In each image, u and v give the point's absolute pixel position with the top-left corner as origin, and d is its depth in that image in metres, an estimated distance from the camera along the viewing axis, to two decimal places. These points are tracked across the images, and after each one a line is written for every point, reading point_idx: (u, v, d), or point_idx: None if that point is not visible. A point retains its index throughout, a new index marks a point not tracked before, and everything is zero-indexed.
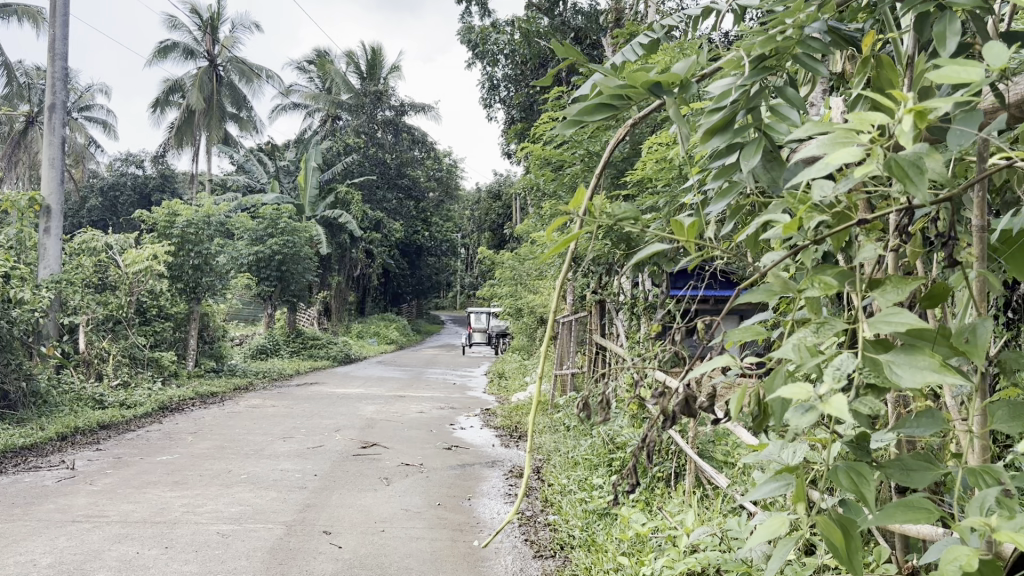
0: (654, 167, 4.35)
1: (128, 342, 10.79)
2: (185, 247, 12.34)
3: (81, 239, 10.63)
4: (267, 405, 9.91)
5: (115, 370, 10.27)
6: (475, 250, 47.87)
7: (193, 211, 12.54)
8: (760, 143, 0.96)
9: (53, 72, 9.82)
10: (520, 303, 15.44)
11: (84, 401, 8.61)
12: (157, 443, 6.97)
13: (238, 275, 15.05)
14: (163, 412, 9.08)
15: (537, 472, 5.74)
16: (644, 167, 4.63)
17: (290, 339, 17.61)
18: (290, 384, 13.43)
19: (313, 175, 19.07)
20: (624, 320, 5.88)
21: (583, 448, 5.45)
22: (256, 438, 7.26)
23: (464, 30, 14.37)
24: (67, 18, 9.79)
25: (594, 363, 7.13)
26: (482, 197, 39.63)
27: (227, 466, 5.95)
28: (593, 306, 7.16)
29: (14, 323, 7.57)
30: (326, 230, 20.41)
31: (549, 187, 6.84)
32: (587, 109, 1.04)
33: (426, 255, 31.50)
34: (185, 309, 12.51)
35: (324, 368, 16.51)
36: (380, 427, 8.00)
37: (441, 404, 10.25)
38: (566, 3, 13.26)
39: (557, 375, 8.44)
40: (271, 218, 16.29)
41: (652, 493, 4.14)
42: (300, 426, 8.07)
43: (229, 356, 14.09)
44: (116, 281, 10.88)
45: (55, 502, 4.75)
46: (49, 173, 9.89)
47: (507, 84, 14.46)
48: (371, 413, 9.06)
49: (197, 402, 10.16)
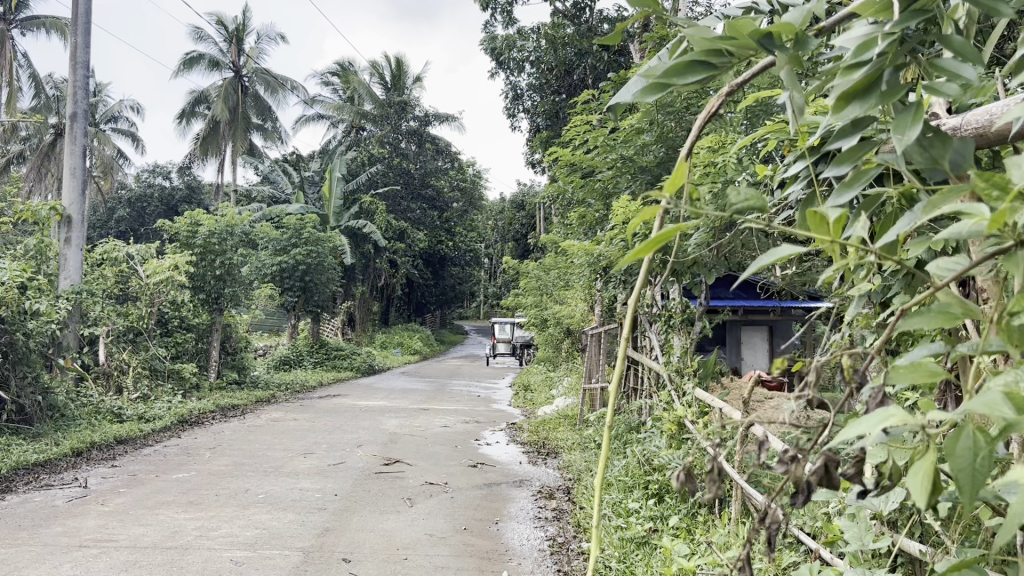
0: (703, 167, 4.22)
1: (149, 354, 10.62)
2: (207, 257, 12.21)
3: (102, 249, 10.56)
4: (288, 419, 9.70)
5: (136, 382, 10.09)
6: (499, 260, 47.64)
7: (216, 221, 12.38)
8: (924, 105, 0.69)
9: (75, 81, 9.70)
10: (545, 315, 15.16)
11: (102, 414, 8.44)
12: (174, 459, 6.77)
13: (261, 286, 14.90)
14: (183, 425, 8.89)
15: (569, 493, 5.48)
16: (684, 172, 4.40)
17: (313, 349, 17.43)
18: (313, 396, 13.22)
19: (337, 185, 18.92)
20: (659, 333, 5.65)
21: (618, 468, 5.20)
22: (276, 454, 7.04)
23: (487, 40, 14.16)
24: (89, 26, 9.67)
25: (626, 377, 6.85)
26: (506, 207, 39.44)
27: (245, 485, 5.73)
28: (624, 318, 6.88)
29: (31, 336, 7.41)
30: (349, 241, 20.27)
31: (577, 195, 6.57)
32: (679, 68, 0.76)
33: (450, 265, 31.32)
34: (207, 320, 12.36)
35: (348, 379, 16.33)
36: (403, 442, 7.76)
37: (466, 418, 9.98)
38: (592, 10, 13.05)
39: (586, 390, 8.16)
40: (295, 227, 16.15)
41: (693, 521, 3.97)
42: (322, 440, 7.85)
43: (251, 367, 13.91)
44: (137, 291, 10.77)
45: (63, 525, 4.53)
46: (70, 183, 9.76)
47: (531, 94, 14.22)
48: (394, 428, 8.82)
49: (217, 415, 9.97)
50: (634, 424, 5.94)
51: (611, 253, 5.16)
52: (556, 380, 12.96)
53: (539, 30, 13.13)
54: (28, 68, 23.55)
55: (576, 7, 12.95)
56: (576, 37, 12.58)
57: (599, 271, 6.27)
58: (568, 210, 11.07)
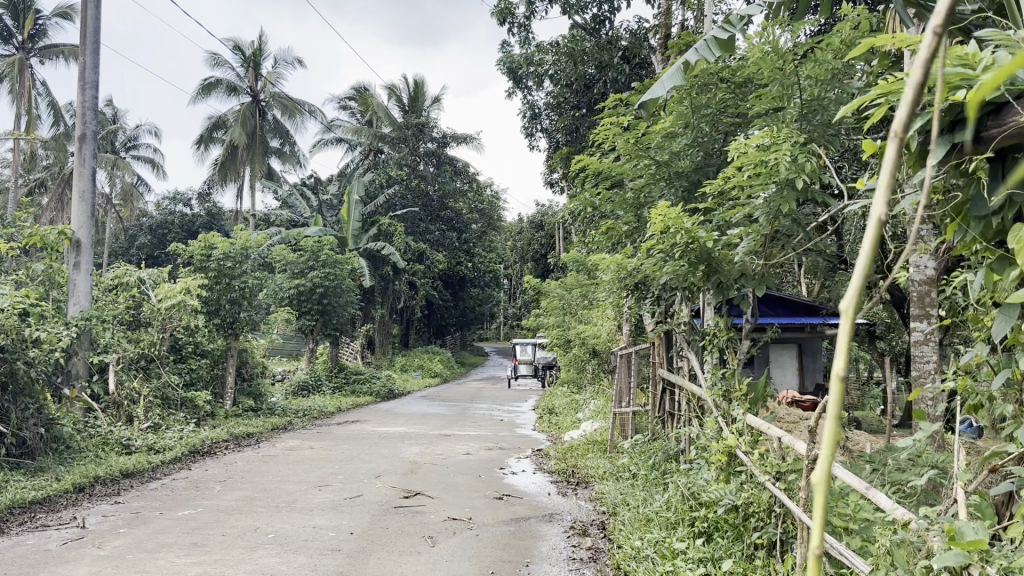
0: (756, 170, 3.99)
1: (161, 381, 10.25)
2: (221, 281, 11.87)
3: (114, 274, 10.30)
4: (304, 448, 9.28)
5: (147, 412, 9.69)
6: (519, 282, 47.15)
7: (230, 244, 12.05)
8: None
9: (83, 102, 9.40)
10: (568, 335, 14.69)
11: (110, 446, 8.04)
12: (181, 494, 6.37)
13: (278, 310, 14.53)
14: (194, 457, 8.49)
15: (604, 530, 5.04)
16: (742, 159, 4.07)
17: (332, 374, 16.99)
18: (331, 422, 12.78)
19: (356, 208, 18.61)
20: (699, 354, 5.24)
21: (658, 502, 4.77)
22: (288, 488, 6.62)
23: (504, 59, 13.79)
24: (97, 45, 9.39)
25: (661, 402, 6.41)
26: (523, 225, 39.04)
27: (254, 523, 5.32)
28: (657, 337, 6.44)
29: (32, 365, 7.06)
30: (368, 263, 19.93)
31: (606, 207, 6.14)
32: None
33: (469, 286, 31.00)
34: (222, 345, 12.01)
35: (368, 404, 15.88)
36: (423, 472, 7.34)
37: (489, 444, 9.50)
38: (611, 23, 12.76)
39: (616, 415, 7.72)
40: (313, 250, 15.81)
41: (749, 565, 3.53)
42: (338, 471, 7.44)
43: (267, 394, 13.50)
44: (149, 317, 10.48)
45: (53, 572, 4.14)
46: (79, 206, 9.44)
47: (550, 112, 13.85)
48: (413, 456, 8.38)
49: (231, 445, 9.55)
50: (674, 452, 5.52)
51: (647, 267, 4.77)
52: (582, 403, 12.45)
53: (557, 43, 12.79)
54: (47, 96, 23.46)
55: (596, 20, 12.67)
56: (596, 50, 12.24)
57: (631, 287, 5.88)
58: (592, 227, 10.67)
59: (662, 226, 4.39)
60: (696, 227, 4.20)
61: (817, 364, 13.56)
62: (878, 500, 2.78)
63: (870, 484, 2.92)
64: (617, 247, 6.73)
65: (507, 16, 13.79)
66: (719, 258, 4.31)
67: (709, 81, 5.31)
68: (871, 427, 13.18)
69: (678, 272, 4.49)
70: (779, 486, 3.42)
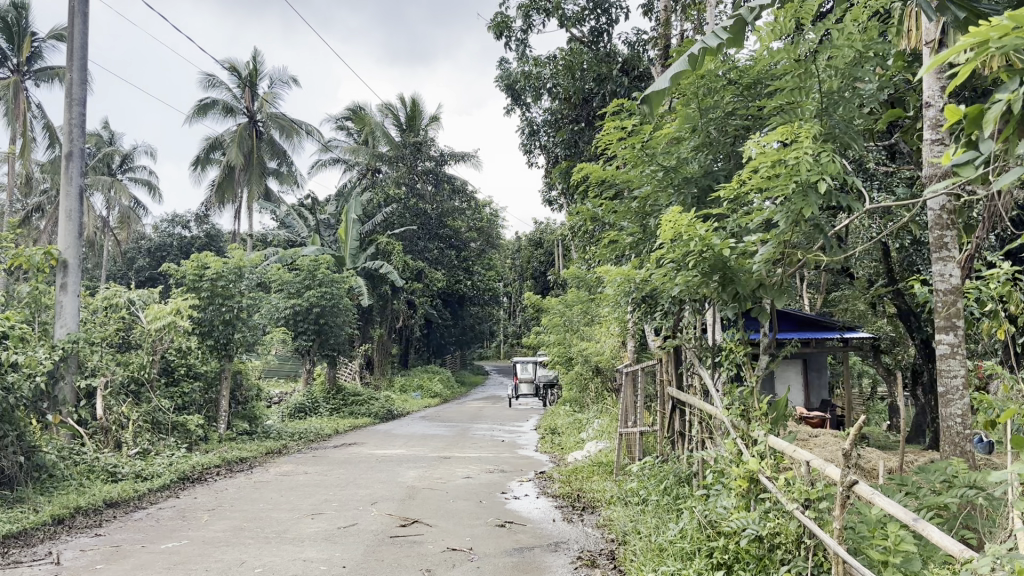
0: (773, 170, 3.75)
1: (152, 406, 9.92)
2: (215, 301, 11.57)
3: (103, 294, 10.02)
4: (299, 473, 8.93)
5: (137, 437, 9.35)
6: (518, 301, 46.84)
7: (224, 263, 11.79)
8: None
9: (69, 120, 9.10)
10: (569, 353, 14.38)
11: (96, 474, 7.71)
12: (166, 524, 6.04)
13: (273, 330, 14.22)
14: (184, 484, 8.15)
15: (614, 561, 4.72)
16: (757, 160, 3.81)
17: (330, 396, 16.63)
18: (328, 445, 12.42)
19: (353, 227, 18.37)
20: (712, 372, 4.95)
21: (672, 530, 4.45)
22: (279, 516, 6.29)
23: (502, 74, 13.58)
24: (84, 62, 9.13)
25: (670, 422, 6.10)
26: (521, 243, 38.83)
27: (241, 557, 5.00)
28: (665, 354, 6.13)
29: (12, 391, 6.74)
30: (366, 282, 19.67)
31: (609, 218, 5.87)
32: None
33: (468, 305, 30.81)
34: (216, 367, 11.68)
35: (366, 426, 15.52)
36: (422, 498, 7.01)
37: (490, 467, 9.17)
38: (610, 35, 12.58)
39: (622, 435, 7.39)
40: (309, 269, 15.51)
41: None
42: (332, 498, 7.11)
43: (263, 417, 13.15)
44: (139, 339, 10.19)
45: None
46: (66, 225, 9.13)
47: (547, 128, 13.60)
48: (411, 480, 8.06)
49: (223, 471, 9.20)
50: (686, 476, 5.22)
51: (656, 278, 4.48)
52: (586, 423, 12.10)
53: (555, 57, 12.56)
54: (41, 118, 23.22)
55: (595, 34, 12.50)
56: (594, 62, 12.03)
57: (638, 301, 5.62)
58: (593, 242, 10.41)
59: (673, 234, 4.07)
60: (711, 235, 3.92)
61: (822, 380, 13.28)
62: (931, 534, 2.45)
63: (916, 514, 2.59)
64: (621, 260, 6.46)
65: (503, 30, 13.58)
66: (735, 267, 4.07)
67: (717, 85, 5.11)
68: (881, 443, 12.87)
69: (691, 283, 4.22)
70: (809, 514, 3.11)
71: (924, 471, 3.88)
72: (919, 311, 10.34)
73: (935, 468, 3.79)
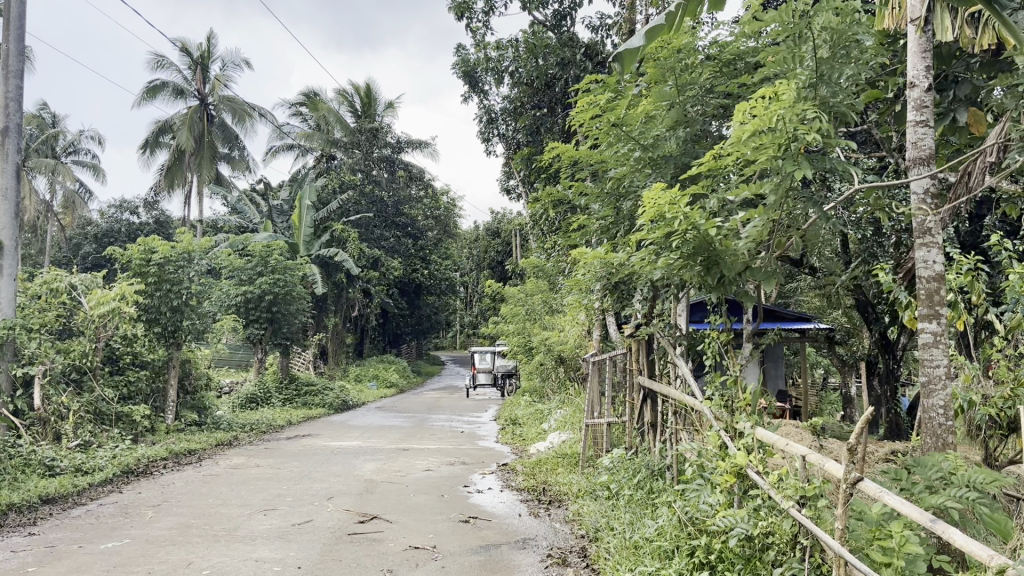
0: (760, 141, 3.51)
1: (94, 395, 9.46)
2: (162, 287, 11.08)
3: (42, 278, 9.49)
4: (251, 466, 8.55)
5: (77, 429, 8.87)
6: (472, 292, 46.51)
7: (172, 247, 11.30)
8: None
9: (6, 94, 8.53)
10: (529, 343, 14.16)
11: (32, 468, 7.26)
12: (107, 522, 5.66)
13: (223, 318, 13.74)
14: (127, 478, 7.73)
15: (587, 559, 4.48)
16: (746, 125, 3.58)
17: (282, 386, 16.20)
18: (280, 437, 12.01)
19: (308, 214, 17.90)
20: (687, 360, 4.74)
21: (650, 528, 4.24)
22: (230, 512, 5.96)
23: (460, 60, 13.24)
24: (22, 33, 8.55)
25: (641, 413, 5.87)
26: (477, 234, 38.54)
27: (187, 557, 4.65)
28: (635, 342, 5.88)
29: None
30: (321, 270, 19.26)
31: (581, 199, 5.62)
32: None
33: (425, 294, 30.49)
34: (163, 355, 11.22)
35: (319, 417, 15.11)
36: (381, 492, 6.71)
37: (450, 459, 8.88)
38: (574, 20, 12.30)
39: (588, 426, 7.14)
40: (262, 255, 15.04)
41: None
42: (286, 493, 6.75)
43: (213, 407, 12.68)
44: (81, 325, 9.68)
45: None
46: (2, 205, 8.58)
47: (507, 115, 13.29)
48: (369, 473, 7.75)
49: (169, 464, 8.77)
50: (659, 469, 5.00)
51: (636, 262, 4.24)
52: (546, 413, 11.88)
53: (517, 40, 12.20)
54: None
55: (558, 17, 12.22)
56: (557, 46, 11.76)
57: (609, 288, 5.38)
58: (556, 229, 10.17)
59: (652, 216, 3.84)
60: (695, 212, 3.69)
61: (779, 370, 13.27)
62: (955, 538, 2.24)
63: (933, 516, 2.38)
64: (591, 246, 6.19)
65: (465, 11, 13.21)
66: (721, 250, 3.84)
67: (694, 60, 4.88)
68: (839, 433, 12.88)
69: (673, 265, 4.01)
70: (806, 516, 2.89)
71: (914, 463, 3.68)
72: (877, 301, 10.29)
73: (931, 464, 3.59)
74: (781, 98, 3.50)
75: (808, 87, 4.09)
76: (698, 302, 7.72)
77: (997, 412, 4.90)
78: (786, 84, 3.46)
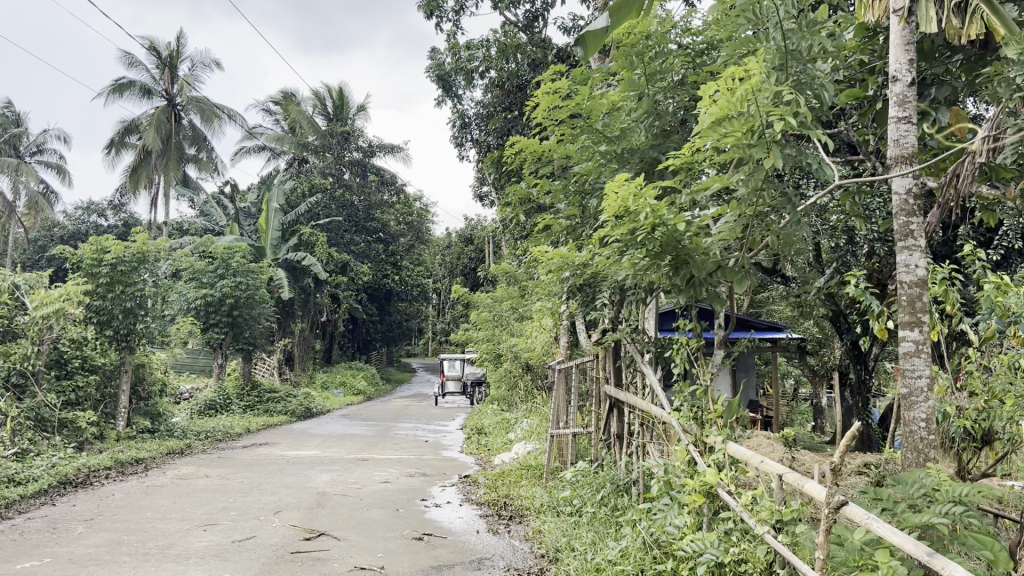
0: (727, 126, 3.23)
1: (36, 401, 8.96)
2: (115, 288, 10.60)
3: None
4: (199, 476, 8.12)
5: (15, 437, 8.37)
6: (444, 299, 46.04)
7: (125, 247, 10.81)
8: None
9: None
10: (499, 351, 13.80)
11: None
12: (31, 538, 5.23)
13: (182, 321, 13.25)
14: (64, 488, 7.28)
15: None
16: (713, 108, 3.29)
17: (243, 392, 15.70)
18: (236, 445, 11.55)
19: (275, 217, 17.47)
20: (655, 368, 4.42)
21: (612, 549, 3.91)
22: (166, 528, 5.55)
23: (432, 63, 12.93)
24: None
25: (606, 424, 5.55)
26: (451, 243, 38.16)
27: None
28: (601, 349, 5.56)
29: None
30: (287, 274, 18.79)
31: (546, 197, 5.29)
32: None
33: (396, 301, 30.04)
34: (114, 360, 10.72)
35: (280, 425, 14.62)
36: (332, 506, 6.32)
37: (411, 471, 8.50)
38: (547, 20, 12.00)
39: (554, 437, 6.82)
40: (223, 257, 14.54)
41: None
42: (230, 507, 6.35)
43: (167, 414, 12.18)
44: (23, 328, 9.19)
45: None
46: None
47: (478, 119, 12.98)
48: (323, 485, 7.36)
49: (114, 474, 8.31)
50: (624, 485, 4.69)
51: (600, 261, 3.94)
52: (514, 423, 11.53)
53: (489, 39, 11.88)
54: None
55: (530, 17, 11.91)
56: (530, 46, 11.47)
57: (575, 290, 5.05)
58: (523, 231, 9.84)
59: (616, 210, 3.55)
60: (661, 205, 3.42)
61: (751, 380, 13.00)
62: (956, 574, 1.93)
63: (928, 548, 2.08)
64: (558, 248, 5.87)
65: (435, 11, 12.87)
66: (690, 247, 3.55)
67: (663, 45, 4.56)
68: (811, 444, 12.67)
69: (640, 266, 3.72)
70: (782, 542, 2.58)
71: (895, 480, 3.37)
72: (850, 311, 10.07)
73: (913, 481, 3.29)
74: (747, 77, 3.23)
75: (780, 65, 3.77)
76: (670, 310, 7.45)
77: (969, 424, 4.58)
78: (753, 62, 3.19)
